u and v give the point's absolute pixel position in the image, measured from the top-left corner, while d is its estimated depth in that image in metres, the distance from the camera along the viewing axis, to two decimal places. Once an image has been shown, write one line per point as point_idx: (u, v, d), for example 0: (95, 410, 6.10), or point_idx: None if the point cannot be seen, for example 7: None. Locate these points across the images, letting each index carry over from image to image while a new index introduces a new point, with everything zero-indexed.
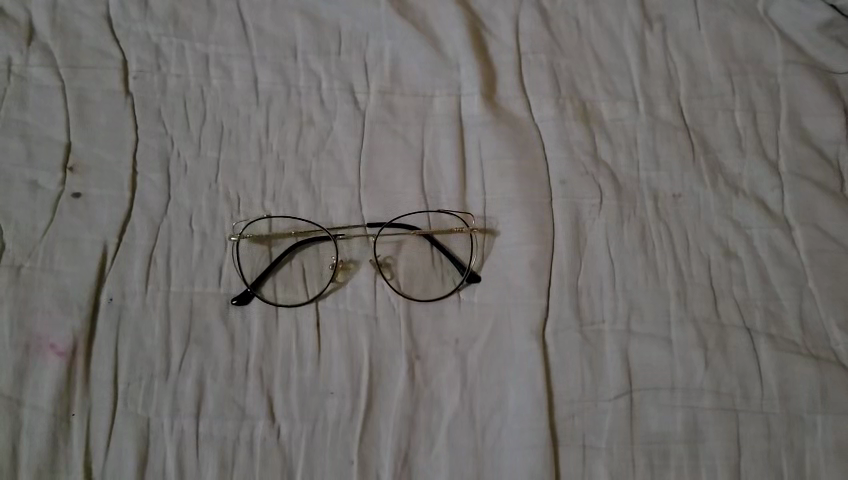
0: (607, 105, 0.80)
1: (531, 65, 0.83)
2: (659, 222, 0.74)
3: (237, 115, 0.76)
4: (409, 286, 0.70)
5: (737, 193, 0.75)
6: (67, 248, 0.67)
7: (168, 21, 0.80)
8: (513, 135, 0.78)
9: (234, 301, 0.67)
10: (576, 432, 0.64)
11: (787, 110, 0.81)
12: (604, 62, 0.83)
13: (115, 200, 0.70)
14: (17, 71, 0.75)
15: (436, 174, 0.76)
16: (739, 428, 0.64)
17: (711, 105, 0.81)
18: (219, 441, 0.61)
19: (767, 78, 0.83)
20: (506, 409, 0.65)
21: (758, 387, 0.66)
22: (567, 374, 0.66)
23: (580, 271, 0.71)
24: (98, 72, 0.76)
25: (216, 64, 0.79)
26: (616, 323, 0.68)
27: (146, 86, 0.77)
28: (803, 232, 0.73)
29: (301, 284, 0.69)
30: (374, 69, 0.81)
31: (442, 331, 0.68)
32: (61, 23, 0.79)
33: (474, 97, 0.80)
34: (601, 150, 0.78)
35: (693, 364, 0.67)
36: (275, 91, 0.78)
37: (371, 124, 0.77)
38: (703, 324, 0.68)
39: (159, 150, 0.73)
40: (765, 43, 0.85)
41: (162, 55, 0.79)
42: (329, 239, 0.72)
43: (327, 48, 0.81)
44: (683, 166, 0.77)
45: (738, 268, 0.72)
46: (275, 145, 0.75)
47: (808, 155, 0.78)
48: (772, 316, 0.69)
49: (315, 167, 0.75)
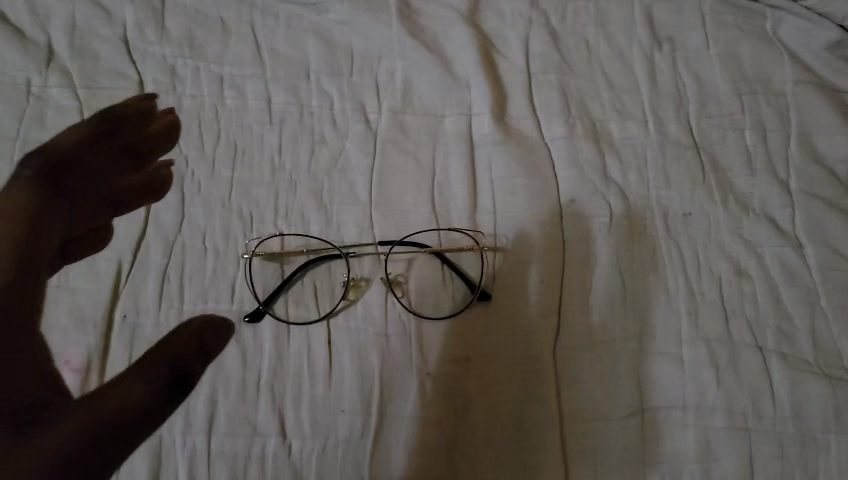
0: (617, 124, 0.81)
1: (541, 85, 0.83)
2: (669, 240, 0.74)
3: (250, 135, 0.77)
4: (420, 304, 0.70)
5: (747, 212, 0.76)
6: (82, 266, 0.68)
7: (184, 43, 0.82)
8: (524, 153, 0.78)
9: (247, 319, 0.67)
10: (589, 452, 0.64)
11: (798, 128, 0.81)
12: (615, 83, 0.84)
13: (130, 218, 0.71)
14: (36, 92, 0.77)
15: (448, 192, 0.76)
16: (751, 447, 0.64)
17: (722, 124, 0.81)
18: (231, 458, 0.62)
19: (777, 97, 0.83)
20: (519, 426, 0.65)
21: (770, 406, 0.65)
22: (578, 392, 0.66)
23: (591, 290, 0.71)
24: (115, 93, 0.78)
25: (230, 85, 0.80)
26: (628, 341, 0.68)
27: (161, 106, 0.78)
28: (814, 250, 0.73)
29: (314, 302, 0.70)
30: (386, 88, 0.82)
31: (453, 348, 0.68)
32: (80, 45, 0.80)
33: (485, 116, 0.80)
34: (611, 167, 0.78)
35: (705, 382, 0.67)
36: (289, 111, 0.79)
37: (382, 143, 0.78)
38: (714, 343, 0.68)
39: (174, 169, 0.75)
40: (775, 62, 0.85)
41: (177, 76, 0.80)
42: (341, 258, 0.72)
43: (340, 69, 0.82)
44: (693, 185, 0.77)
45: (750, 286, 0.72)
46: (287, 165, 0.76)
47: (819, 173, 0.78)
48: (784, 334, 0.69)
49: (327, 186, 0.75)
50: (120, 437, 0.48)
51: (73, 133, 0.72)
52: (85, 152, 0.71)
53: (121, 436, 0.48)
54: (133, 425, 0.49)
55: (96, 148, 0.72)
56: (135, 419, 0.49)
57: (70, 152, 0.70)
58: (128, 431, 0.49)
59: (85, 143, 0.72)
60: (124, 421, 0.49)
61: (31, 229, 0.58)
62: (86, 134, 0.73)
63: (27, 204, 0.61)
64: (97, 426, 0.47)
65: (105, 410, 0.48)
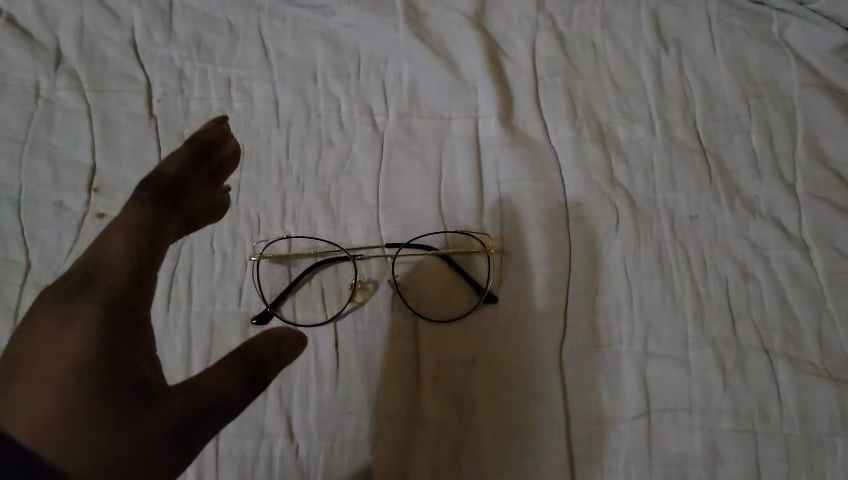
0: (624, 127, 0.81)
1: (548, 87, 0.83)
2: (676, 242, 0.74)
3: (257, 137, 0.78)
4: (427, 307, 0.70)
5: (754, 214, 0.76)
6: None
7: (191, 45, 0.82)
8: (530, 155, 0.78)
9: (254, 321, 0.68)
10: (595, 454, 0.64)
11: (804, 131, 0.81)
12: (621, 86, 0.84)
13: None
14: (45, 95, 0.77)
15: (454, 195, 0.76)
16: (757, 449, 0.64)
17: (728, 127, 0.81)
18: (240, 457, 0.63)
19: (784, 100, 0.83)
20: (523, 429, 0.65)
21: (777, 408, 0.66)
22: (584, 395, 0.66)
23: (596, 294, 0.71)
24: (123, 95, 0.78)
25: (237, 87, 0.80)
26: (634, 344, 0.69)
27: (169, 109, 0.78)
28: (821, 253, 0.73)
29: (320, 304, 0.70)
30: (393, 90, 0.82)
31: (459, 352, 0.68)
32: (88, 47, 0.81)
33: (492, 118, 0.81)
34: (618, 170, 0.78)
35: (711, 384, 0.67)
36: (296, 113, 0.79)
37: (388, 146, 0.78)
38: (721, 346, 0.68)
39: None
40: (782, 65, 0.85)
41: (185, 78, 0.80)
42: (348, 260, 0.72)
43: (347, 71, 0.83)
44: (700, 188, 0.77)
45: (756, 289, 0.72)
46: (294, 167, 0.76)
47: (825, 176, 0.78)
48: (790, 337, 0.69)
49: (334, 188, 0.76)
50: (191, 437, 0.50)
51: (173, 155, 0.66)
52: (188, 180, 0.65)
53: (198, 436, 0.50)
54: (213, 415, 0.51)
55: (203, 178, 0.67)
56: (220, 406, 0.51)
57: (168, 182, 0.63)
58: (205, 426, 0.51)
59: (187, 167, 0.65)
60: (210, 401, 0.51)
61: (132, 256, 0.57)
62: (185, 158, 0.66)
63: (133, 239, 0.58)
64: (166, 425, 0.49)
65: (180, 409, 0.50)
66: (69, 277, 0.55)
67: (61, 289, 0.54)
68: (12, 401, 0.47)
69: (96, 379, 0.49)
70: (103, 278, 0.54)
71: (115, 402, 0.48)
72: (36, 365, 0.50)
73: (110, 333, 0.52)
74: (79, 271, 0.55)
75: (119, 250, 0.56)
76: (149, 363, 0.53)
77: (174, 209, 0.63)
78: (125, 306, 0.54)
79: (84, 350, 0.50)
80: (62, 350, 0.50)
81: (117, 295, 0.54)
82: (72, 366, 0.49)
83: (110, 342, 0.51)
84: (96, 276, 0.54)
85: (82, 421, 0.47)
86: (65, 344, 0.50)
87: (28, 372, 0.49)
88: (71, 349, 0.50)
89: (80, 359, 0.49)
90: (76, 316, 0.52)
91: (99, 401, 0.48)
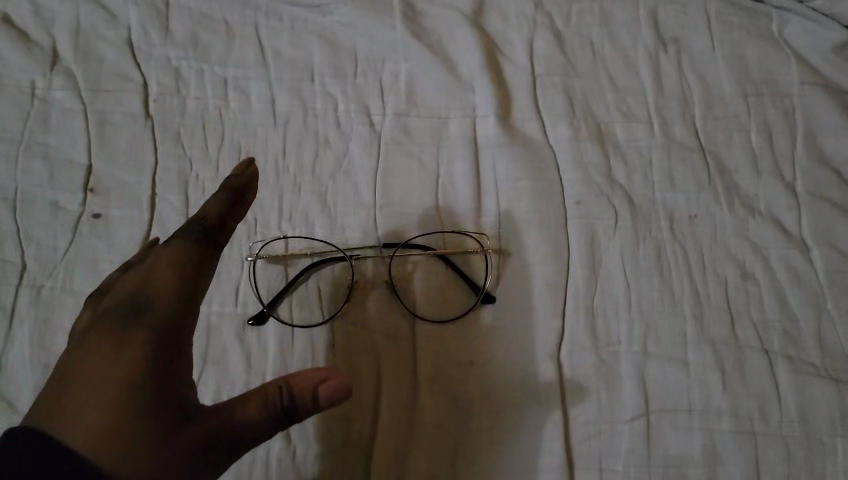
0: (623, 126, 0.80)
1: (546, 86, 0.83)
2: (675, 242, 0.74)
3: (254, 137, 0.77)
4: (425, 307, 0.70)
5: (753, 213, 0.75)
6: (87, 269, 0.69)
7: (187, 44, 0.82)
8: (528, 154, 0.78)
9: (250, 322, 0.67)
10: (592, 455, 0.64)
11: (804, 130, 0.81)
12: (620, 85, 0.83)
13: (135, 221, 0.72)
14: (41, 95, 0.77)
15: (452, 195, 0.76)
16: (757, 451, 0.64)
17: (727, 126, 0.81)
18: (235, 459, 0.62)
19: (783, 98, 0.83)
20: (521, 430, 0.65)
21: (777, 409, 0.65)
22: (583, 396, 0.66)
23: (595, 294, 0.71)
24: (119, 95, 0.78)
25: (234, 87, 0.80)
26: (632, 344, 0.68)
27: (165, 109, 0.78)
28: (821, 252, 0.73)
29: (317, 304, 0.69)
30: (390, 89, 0.82)
31: (456, 352, 0.68)
32: (84, 47, 0.80)
33: (490, 118, 0.80)
34: (617, 170, 0.78)
35: (710, 385, 0.66)
36: (293, 112, 0.79)
37: (386, 145, 0.78)
38: (720, 346, 0.68)
39: (178, 172, 0.75)
40: (781, 63, 0.85)
41: (181, 77, 0.80)
42: (345, 260, 0.72)
43: (344, 70, 0.82)
44: (699, 188, 0.77)
45: (755, 289, 0.71)
46: (291, 167, 0.76)
47: (825, 175, 0.78)
48: (790, 337, 0.69)
49: (331, 188, 0.75)
50: (216, 455, 0.50)
51: (215, 196, 0.58)
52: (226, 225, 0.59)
53: (222, 457, 0.51)
54: (239, 441, 0.51)
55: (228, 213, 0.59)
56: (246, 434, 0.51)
57: (209, 227, 0.57)
58: (231, 450, 0.51)
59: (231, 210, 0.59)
60: (238, 431, 0.51)
61: (181, 286, 0.54)
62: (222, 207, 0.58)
63: (180, 275, 0.54)
64: (197, 441, 0.49)
65: (211, 428, 0.50)
66: (114, 302, 0.53)
67: (108, 312, 0.52)
68: (64, 410, 0.46)
69: (146, 397, 0.48)
70: (151, 305, 0.52)
71: (158, 421, 0.48)
72: (86, 379, 0.48)
73: (158, 358, 0.50)
74: (126, 301, 0.53)
75: (164, 283, 0.54)
76: (187, 385, 0.52)
77: (215, 248, 0.58)
78: (171, 333, 0.52)
79: (135, 370, 0.49)
80: (113, 368, 0.49)
81: (165, 323, 0.52)
82: (125, 384, 0.48)
83: (159, 366, 0.50)
84: (145, 306, 0.52)
85: (127, 434, 0.46)
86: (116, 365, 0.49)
87: (78, 384, 0.48)
88: (123, 367, 0.49)
89: (130, 379, 0.48)
90: (126, 339, 0.50)
91: (147, 418, 0.47)
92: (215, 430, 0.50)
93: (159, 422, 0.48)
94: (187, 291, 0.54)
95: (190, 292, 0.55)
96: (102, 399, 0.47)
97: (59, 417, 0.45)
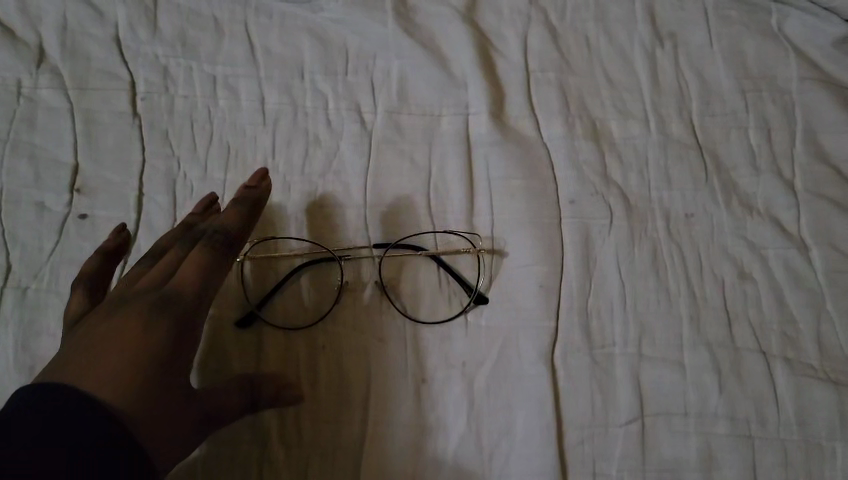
0: (618, 123, 0.79)
1: (540, 83, 0.81)
2: (671, 241, 0.72)
3: (243, 135, 0.76)
4: (415, 308, 0.69)
5: (751, 212, 0.74)
6: (72, 270, 0.68)
7: (176, 42, 0.80)
8: (522, 152, 0.76)
9: (239, 324, 0.66)
10: (586, 458, 0.63)
11: (804, 126, 0.79)
12: (615, 81, 0.82)
13: (121, 221, 0.71)
14: (27, 94, 0.76)
15: (443, 193, 0.75)
16: (754, 455, 0.63)
17: (725, 123, 0.79)
18: (210, 451, 0.61)
19: (782, 94, 0.81)
20: (514, 434, 0.64)
21: (775, 413, 0.64)
22: (577, 398, 0.65)
23: (590, 293, 0.69)
24: (107, 93, 0.77)
25: (223, 85, 0.79)
26: (628, 346, 0.67)
27: (154, 107, 0.77)
28: (820, 251, 0.72)
29: (307, 305, 0.68)
30: (381, 87, 0.80)
31: (449, 354, 0.67)
32: (71, 45, 0.79)
33: (482, 115, 0.79)
34: (612, 168, 0.76)
35: (707, 388, 0.65)
36: (283, 111, 0.78)
37: (377, 144, 0.77)
38: (717, 348, 0.67)
39: (166, 171, 0.74)
40: (781, 59, 0.83)
41: (170, 75, 0.79)
42: (335, 261, 0.70)
43: (334, 67, 0.81)
44: (696, 186, 0.75)
45: (753, 289, 0.70)
46: (281, 166, 0.75)
47: (825, 172, 0.76)
48: (788, 338, 0.68)
49: (321, 187, 0.74)
50: (206, 431, 0.54)
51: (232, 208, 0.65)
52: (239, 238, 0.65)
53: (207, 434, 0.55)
54: (224, 419, 0.55)
55: (244, 223, 0.65)
56: (228, 413, 0.56)
57: (230, 237, 0.63)
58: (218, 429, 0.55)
59: (244, 221, 0.65)
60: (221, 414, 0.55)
61: (201, 284, 0.57)
62: (241, 214, 0.66)
63: (201, 272, 0.58)
64: (197, 416, 0.53)
65: (209, 406, 0.54)
66: (138, 286, 0.56)
67: (129, 294, 0.55)
68: (87, 372, 0.48)
69: (159, 371, 0.51)
70: (175, 293, 0.55)
71: (169, 393, 0.51)
72: (112, 346, 0.50)
73: (174, 342, 0.52)
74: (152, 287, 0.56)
75: (185, 277, 0.57)
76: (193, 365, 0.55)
77: (232, 258, 0.62)
78: (189, 324, 0.55)
79: (157, 349, 0.51)
80: (137, 340, 0.51)
81: (185, 312, 0.55)
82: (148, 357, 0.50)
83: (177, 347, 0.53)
84: (169, 294, 0.55)
85: (144, 398, 0.49)
86: (140, 339, 0.51)
87: (102, 346, 0.50)
88: (145, 342, 0.51)
89: (148, 353, 0.50)
90: (146, 316, 0.52)
91: (160, 388, 0.50)
92: (210, 408, 0.54)
93: (170, 395, 0.51)
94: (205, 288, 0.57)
95: (207, 292, 0.58)
96: (126, 365, 0.49)
97: (84, 376, 0.48)
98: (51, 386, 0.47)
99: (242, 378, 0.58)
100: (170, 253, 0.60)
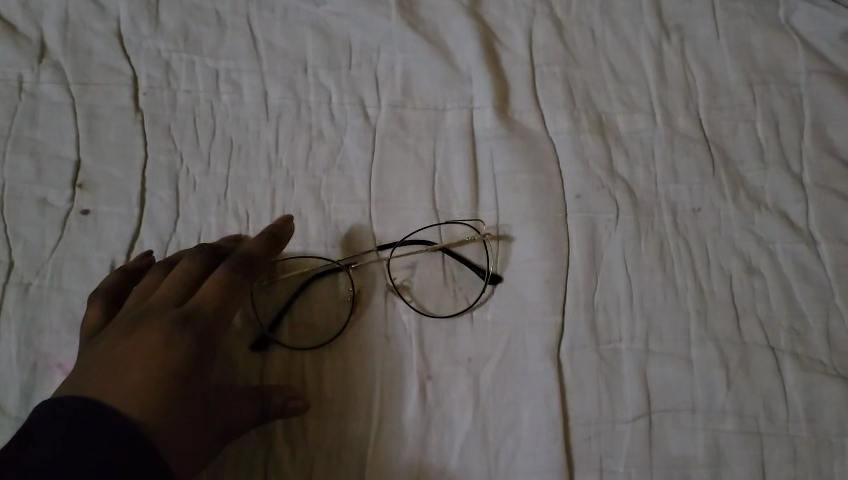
0: (624, 117, 0.78)
1: (545, 77, 0.81)
2: (678, 236, 0.72)
3: (246, 130, 0.75)
4: (424, 296, 0.69)
5: (759, 206, 0.73)
6: (75, 266, 0.68)
7: (178, 36, 0.80)
8: (528, 147, 0.76)
9: (251, 349, 0.65)
10: (593, 455, 0.62)
11: (812, 119, 0.78)
12: (621, 74, 0.81)
13: (124, 217, 0.70)
14: (28, 89, 0.76)
15: (448, 188, 0.74)
16: (762, 451, 0.62)
17: (732, 116, 0.78)
18: None
19: (789, 87, 0.80)
20: (519, 432, 0.63)
21: (783, 409, 0.64)
22: (584, 394, 0.64)
23: (596, 289, 0.69)
24: (109, 88, 0.76)
25: (226, 79, 0.78)
26: (634, 341, 0.66)
27: (156, 102, 0.76)
28: (829, 246, 0.71)
29: (319, 323, 0.67)
30: (385, 81, 0.80)
31: (454, 349, 0.66)
32: (73, 39, 0.78)
33: (487, 109, 0.78)
34: (618, 162, 0.76)
35: (715, 385, 0.64)
36: (286, 105, 0.77)
37: (381, 138, 0.76)
38: (724, 344, 0.66)
39: (168, 167, 0.73)
40: (788, 50, 0.82)
41: (172, 70, 0.78)
42: (344, 271, 0.69)
43: (338, 61, 0.80)
44: (703, 180, 0.74)
45: (761, 284, 0.69)
46: (284, 161, 0.74)
47: (833, 166, 0.75)
48: (796, 333, 0.67)
49: (324, 182, 0.73)
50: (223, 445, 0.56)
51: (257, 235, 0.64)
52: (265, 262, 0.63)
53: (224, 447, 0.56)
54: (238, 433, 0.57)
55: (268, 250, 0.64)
56: (245, 423, 0.57)
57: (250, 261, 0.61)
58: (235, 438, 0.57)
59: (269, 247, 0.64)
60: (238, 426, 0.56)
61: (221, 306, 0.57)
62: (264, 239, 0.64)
63: (220, 296, 0.58)
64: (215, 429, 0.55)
65: (226, 419, 0.56)
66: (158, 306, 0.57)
67: (150, 311, 0.57)
68: (113, 388, 0.50)
69: (181, 387, 0.52)
70: (194, 312, 0.56)
71: (189, 408, 0.53)
72: (135, 364, 0.52)
73: (197, 360, 0.54)
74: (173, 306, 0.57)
75: (207, 296, 0.57)
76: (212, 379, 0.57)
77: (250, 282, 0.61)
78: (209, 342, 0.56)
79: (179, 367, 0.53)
80: (159, 359, 0.52)
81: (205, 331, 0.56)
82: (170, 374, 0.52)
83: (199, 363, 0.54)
84: (193, 313, 0.56)
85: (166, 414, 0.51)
86: (162, 358, 0.52)
87: (126, 364, 0.52)
88: (167, 359, 0.53)
89: (174, 370, 0.52)
90: (170, 333, 0.54)
91: (181, 404, 0.52)
92: (226, 422, 0.56)
93: (191, 410, 0.53)
94: (227, 309, 0.58)
95: (227, 311, 0.58)
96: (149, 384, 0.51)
97: (109, 393, 0.50)
98: (77, 399, 0.49)
99: (255, 392, 0.59)
100: (193, 274, 0.60)
